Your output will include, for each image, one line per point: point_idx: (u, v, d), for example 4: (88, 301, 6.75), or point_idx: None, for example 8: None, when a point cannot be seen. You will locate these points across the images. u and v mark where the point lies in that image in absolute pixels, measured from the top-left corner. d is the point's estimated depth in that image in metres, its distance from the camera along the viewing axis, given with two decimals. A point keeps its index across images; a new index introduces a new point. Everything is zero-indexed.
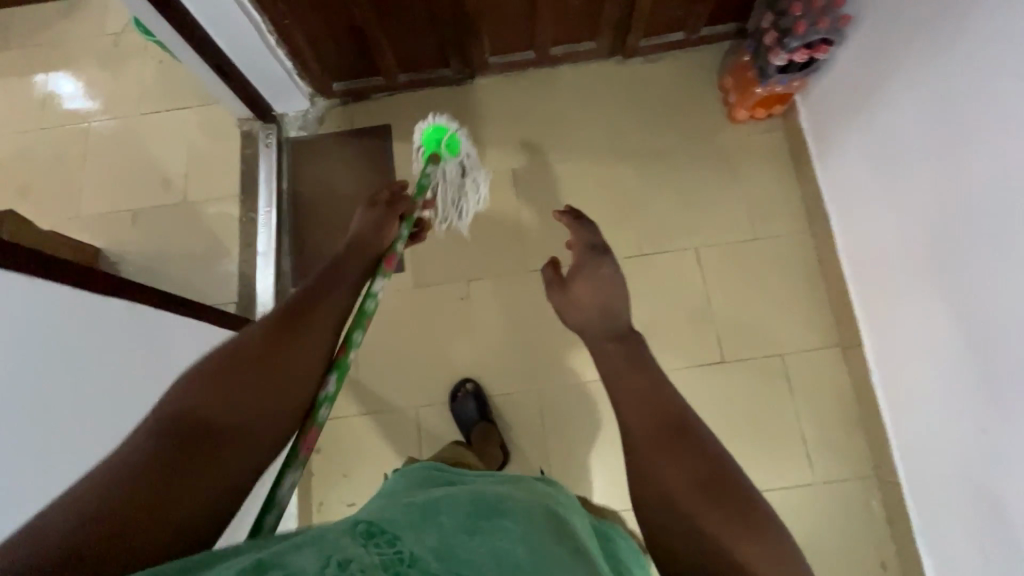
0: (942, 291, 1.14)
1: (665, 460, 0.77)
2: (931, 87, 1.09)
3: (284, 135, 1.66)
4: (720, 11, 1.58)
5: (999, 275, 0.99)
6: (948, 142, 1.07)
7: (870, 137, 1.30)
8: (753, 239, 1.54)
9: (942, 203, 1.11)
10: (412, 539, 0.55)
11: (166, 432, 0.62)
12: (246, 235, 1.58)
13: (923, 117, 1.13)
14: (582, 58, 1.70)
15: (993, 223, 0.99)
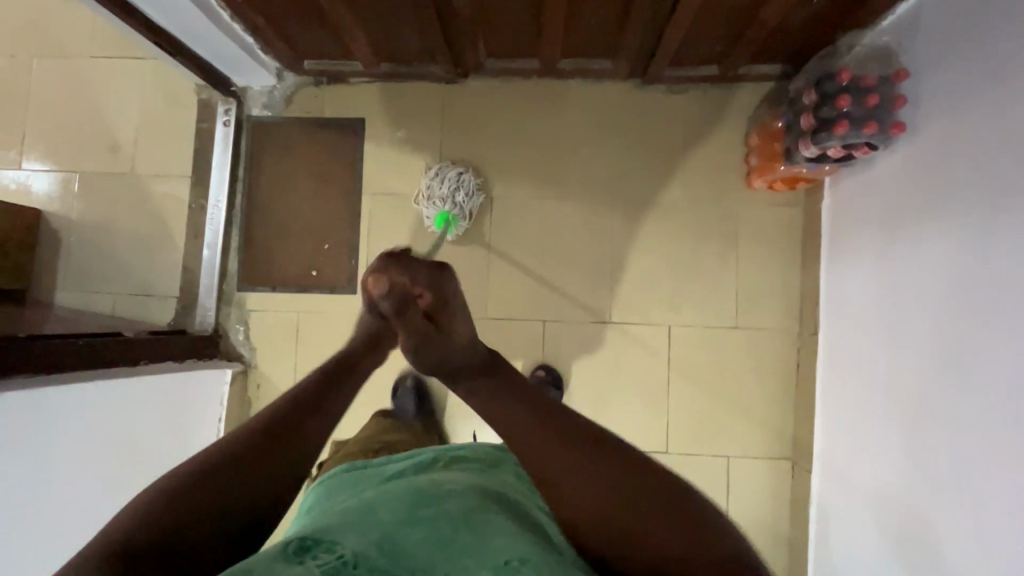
0: (906, 461, 1.03)
1: (581, 480, 0.54)
2: (962, 242, 0.92)
3: (245, 112, 1.48)
4: (764, 53, 1.31)
5: (961, 491, 0.90)
6: (970, 315, 0.91)
7: (889, 255, 1.12)
8: (733, 327, 1.42)
9: (939, 377, 0.97)
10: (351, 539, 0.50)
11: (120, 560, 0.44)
12: (194, 225, 1.47)
13: (943, 273, 0.96)
14: (594, 75, 1.45)
15: (976, 439, 0.88)
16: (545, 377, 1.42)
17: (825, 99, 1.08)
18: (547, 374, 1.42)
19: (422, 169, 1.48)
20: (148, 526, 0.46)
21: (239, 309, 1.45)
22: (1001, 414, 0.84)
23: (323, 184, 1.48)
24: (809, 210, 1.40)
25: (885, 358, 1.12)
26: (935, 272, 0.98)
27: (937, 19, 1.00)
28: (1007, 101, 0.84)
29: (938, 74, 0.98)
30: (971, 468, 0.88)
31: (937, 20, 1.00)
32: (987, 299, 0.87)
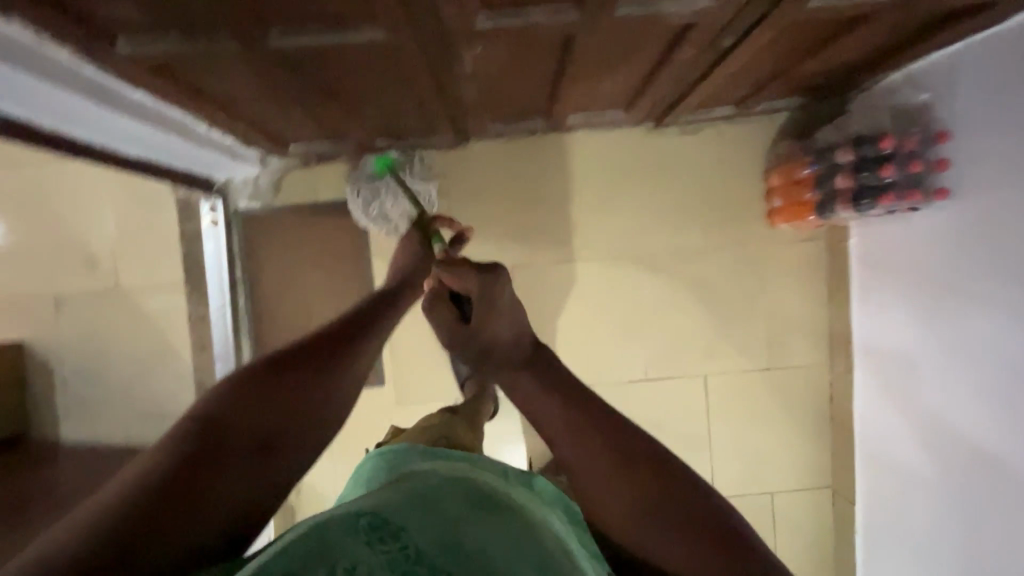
0: (962, 520, 1.05)
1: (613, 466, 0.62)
2: (1009, 319, 0.92)
3: (232, 207, 1.36)
4: (781, 94, 1.25)
5: (1011, 559, 0.94)
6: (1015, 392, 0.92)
7: (940, 313, 1.08)
8: (766, 368, 1.43)
9: (1000, 453, 0.96)
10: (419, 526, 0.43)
11: (202, 433, 0.55)
12: (198, 337, 1.36)
13: (986, 345, 0.97)
14: (603, 124, 1.37)
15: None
16: None
17: (866, 163, 1.06)
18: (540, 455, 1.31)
19: None
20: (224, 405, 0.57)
21: None
22: None
23: (331, 275, 1.38)
24: (833, 244, 1.38)
25: (930, 414, 1.12)
26: (989, 348, 0.96)
27: (982, 78, 0.94)
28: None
29: (994, 142, 0.92)
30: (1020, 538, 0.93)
31: (982, 80, 0.94)
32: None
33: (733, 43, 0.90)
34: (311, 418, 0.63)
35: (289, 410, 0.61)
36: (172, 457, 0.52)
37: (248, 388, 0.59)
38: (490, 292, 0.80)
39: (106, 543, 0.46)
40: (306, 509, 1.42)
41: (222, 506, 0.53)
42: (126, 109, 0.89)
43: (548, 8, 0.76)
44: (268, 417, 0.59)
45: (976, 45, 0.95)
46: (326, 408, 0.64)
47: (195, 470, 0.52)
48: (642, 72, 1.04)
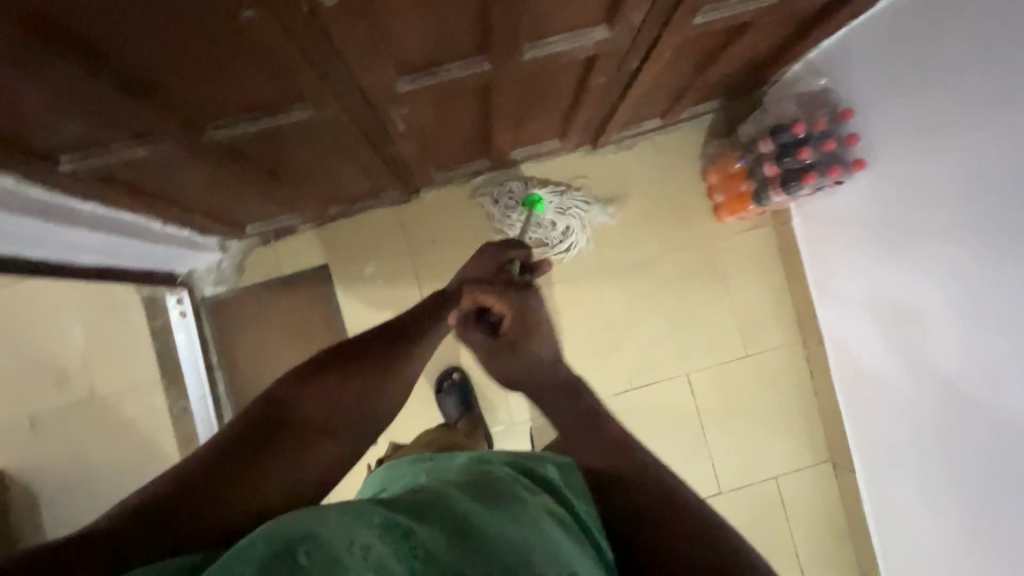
0: (958, 465, 1.07)
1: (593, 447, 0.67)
2: (953, 263, 0.98)
3: (198, 296, 1.37)
4: (701, 100, 1.34)
5: (1010, 496, 0.96)
6: (973, 330, 0.96)
7: (889, 271, 1.13)
8: (744, 357, 1.47)
9: (977, 398, 0.99)
10: (432, 528, 0.44)
11: (253, 423, 0.62)
12: (182, 430, 1.35)
13: (938, 291, 1.02)
14: (544, 155, 1.43)
15: (1008, 448, 0.95)
16: None
17: (785, 150, 1.13)
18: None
19: (405, 298, 1.42)
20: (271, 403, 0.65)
21: None
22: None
23: (308, 345, 1.39)
24: (780, 229, 1.45)
25: (905, 371, 1.16)
26: (941, 293, 1.01)
27: (871, 57, 1.03)
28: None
29: (896, 112, 1.00)
30: (1012, 473, 0.95)
31: (872, 58, 1.03)
32: (988, 321, 0.93)
33: (639, 65, 0.97)
34: (353, 415, 0.70)
35: (334, 405, 0.69)
36: (227, 442, 0.59)
37: (299, 384, 0.69)
38: (528, 316, 0.89)
39: (166, 502, 0.51)
40: None
41: (274, 478, 0.58)
42: (77, 220, 0.91)
43: (460, 63, 0.82)
44: (315, 409, 0.67)
45: (857, 30, 1.05)
46: (365, 408, 0.72)
47: (251, 444, 0.60)
48: (566, 102, 1.11)
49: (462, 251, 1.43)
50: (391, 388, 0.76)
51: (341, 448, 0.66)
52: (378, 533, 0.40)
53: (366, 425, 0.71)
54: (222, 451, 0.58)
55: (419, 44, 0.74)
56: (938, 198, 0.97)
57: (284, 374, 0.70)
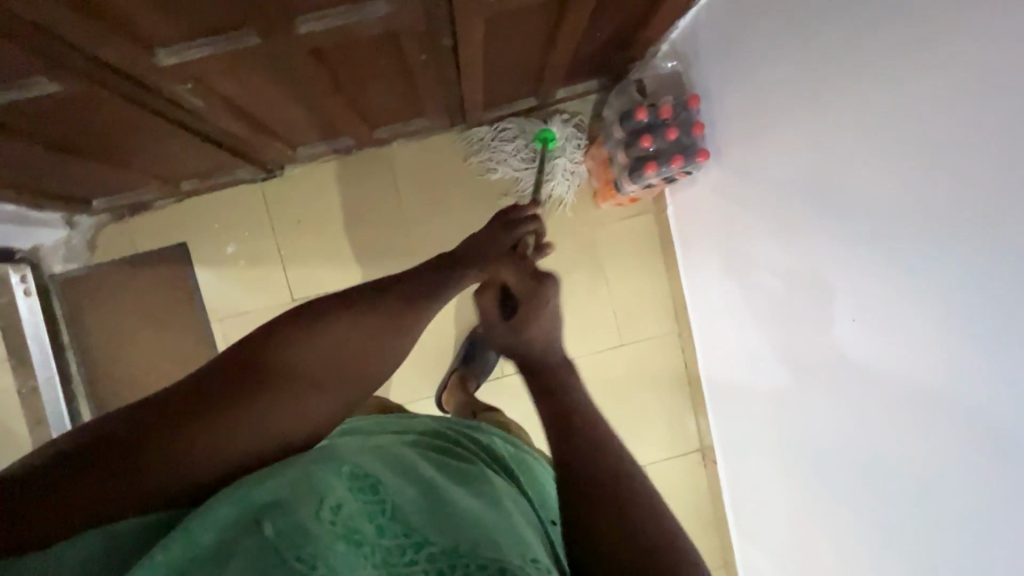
0: (795, 460, 1.06)
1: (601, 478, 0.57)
2: (796, 245, 0.96)
3: (47, 273, 1.32)
4: (573, 79, 1.27)
5: (834, 494, 0.96)
6: (811, 316, 0.96)
7: (748, 257, 1.11)
8: (619, 346, 1.45)
9: (808, 393, 0.99)
10: (402, 495, 0.55)
11: (232, 371, 0.59)
12: (31, 411, 1.32)
13: (786, 275, 1.00)
14: (416, 133, 1.36)
15: (832, 442, 0.94)
16: None
17: (632, 138, 1.08)
18: None
19: (270, 279, 1.38)
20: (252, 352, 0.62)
21: None
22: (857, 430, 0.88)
23: (164, 326, 1.35)
24: (659, 216, 1.41)
25: (753, 367, 1.16)
26: (786, 282, 1.00)
27: (737, 43, 1.00)
28: (867, 147, 0.76)
29: (759, 98, 0.98)
30: (837, 466, 0.94)
31: (737, 44, 1.00)
32: (826, 309, 0.91)
33: (456, 42, 0.91)
34: (347, 370, 0.65)
35: (317, 361, 0.63)
36: (195, 387, 0.57)
37: (291, 331, 0.64)
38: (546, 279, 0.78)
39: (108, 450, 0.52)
40: None
41: (238, 429, 0.56)
42: None
43: (226, 36, 0.75)
44: (302, 356, 0.63)
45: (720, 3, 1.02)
46: (362, 363, 0.66)
47: (226, 388, 0.58)
48: (406, 80, 1.05)
49: (333, 233, 1.39)
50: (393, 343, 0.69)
51: (331, 403, 0.63)
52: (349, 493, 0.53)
53: (351, 388, 0.65)
54: (172, 401, 0.56)
55: (156, 13, 0.68)
56: (785, 180, 0.96)
57: (277, 317, 0.66)
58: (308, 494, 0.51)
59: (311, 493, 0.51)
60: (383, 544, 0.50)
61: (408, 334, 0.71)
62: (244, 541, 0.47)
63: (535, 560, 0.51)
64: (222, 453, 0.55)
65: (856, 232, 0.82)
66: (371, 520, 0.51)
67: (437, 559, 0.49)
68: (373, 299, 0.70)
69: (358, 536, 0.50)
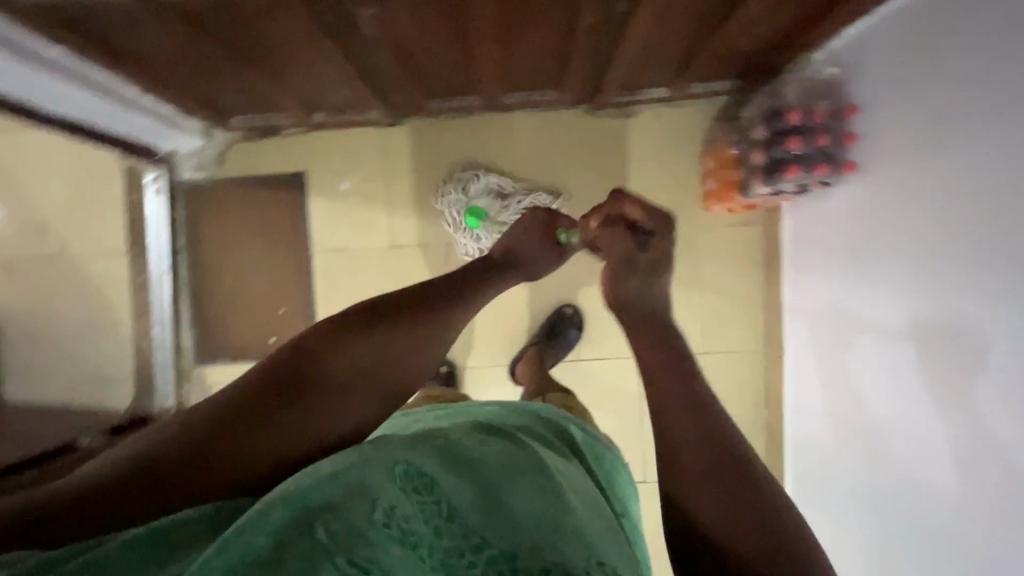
0: (869, 501, 1.01)
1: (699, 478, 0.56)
2: (903, 279, 0.91)
3: (176, 178, 1.40)
4: (714, 74, 1.25)
5: (906, 541, 0.91)
6: (908, 355, 0.90)
7: (853, 286, 1.06)
8: (701, 353, 1.42)
9: (887, 433, 0.96)
10: (456, 490, 0.50)
11: (272, 381, 0.58)
12: (137, 304, 1.41)
13: (888, 309, 0.95)
14: (541, 104, 1.37)
15: (914, 488, 0.89)
16: (570, 315, 1.41)
17: (776, 138, 1.05)
18: (573, 316, 1.41)
19: (373, 222, 1.41)
20: (286, 364, 0.60)
21: (200, 385, 1.42)
22: (941, 483, 0.83)
23: (270, 248, 1.41)
24: (770, 231, 1.38)
25: (840, 398, 1.12)
26: (890, 316, 0.94)
27: (899, 55, 0.90)
28: (998, 189, 0.71)
29: (900, 126, 0.90)
30: (916, 513, 0.89)
31: (900, 56, 0.90)
32: (929, 354, 0.85)
33: (628, 10, 0.92)
34: (376, 378, 0.64)
35: (349, 371, 0.63)
36: (228, 405, 0.56)
37: (316, 347, 0.62)
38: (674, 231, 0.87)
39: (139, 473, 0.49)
40: None
41: (282, 439, 0.55)
42: (45, 66, 0.92)
43: None
44: (334, 368, 0.62)
45: (886, 15, 0.94)
46: (392, 368, 0.65)
47: (266, 412, 0.56)
48: (553, 47, 1.07)
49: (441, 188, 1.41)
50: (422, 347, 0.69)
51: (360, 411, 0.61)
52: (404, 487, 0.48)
53: (383, 396, 0.64)
54: (206, 422, 0.54)
55: None
56: (906, 212, 0.89)
57: (311, 328, 0.64)
58: (361, 495, 0.45)
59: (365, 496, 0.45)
60: (443, 547, 0.45)
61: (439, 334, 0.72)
62: (293, 542, 0.39)
63: (600, 563, 0.47)
64: (261, 466, 0.53)
65: (972, 275, 0.76)
66: (431, 520, 0.46)
67: (497, 561, 0.45)
68: (397, 307, 0.69)
69: (414, 538, 0.44)
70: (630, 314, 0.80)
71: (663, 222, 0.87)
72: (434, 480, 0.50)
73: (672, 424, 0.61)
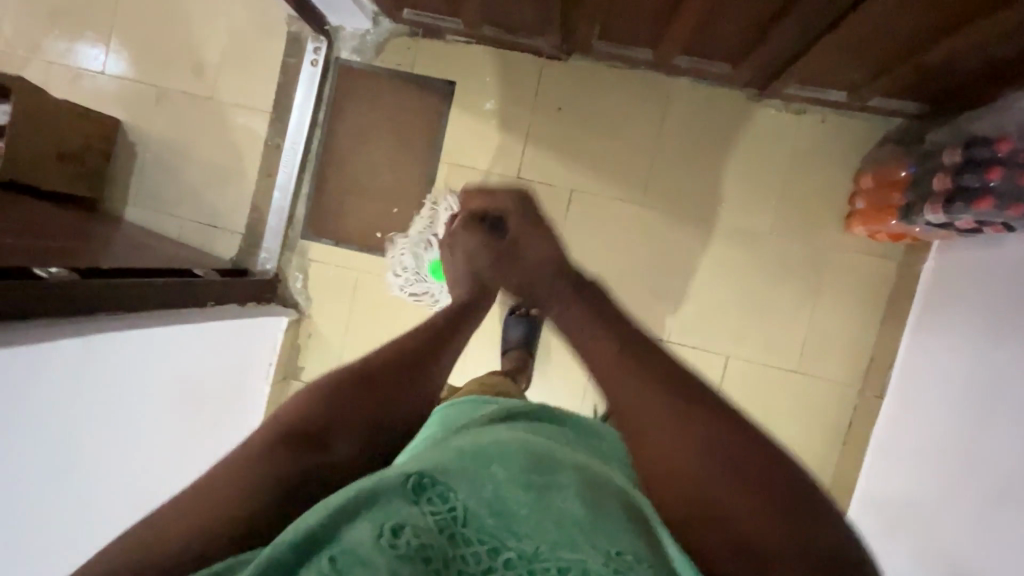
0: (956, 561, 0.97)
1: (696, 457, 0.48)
2: None
3: (334, 54, 1.42)
4: (904, 92, 1.18)
5: None
6: None
7: (999, 344, 1.00)
8: (792, 371, 1.38)
9: (964, 478, 1.00)
10: (466, 486, 0.47)
11: (273, 450, 0.53)
12: (267, 163, 1.44)
13: None
14: (707, 77, 1.33)
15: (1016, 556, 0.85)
16: None
17: (971, 165, 0.98)
18: None
19: (507, 147, 1.41)
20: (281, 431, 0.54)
21: (301, 257, 1.45)
22: None
23: (403, 146, 1.42)
24: (905, 268, 1.31)
25: (925, 444, 1.14)
26: None
27: None
28: None
29: None
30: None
31: None
32: None
33: None
34: (372, 433, 0.58)
35: (343, 424, 0.56)
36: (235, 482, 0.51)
37: (299, 419, 0.55)
38: (530, 207, 0.84)
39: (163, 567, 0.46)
40: (311, 357, 1.47)
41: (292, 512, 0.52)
42: None
43: None
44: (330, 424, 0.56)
45: None
46: (384, 431, 0.58)
47: (270, 489, 0.51)
48: (758, 15, 1.03)
49: (581, 133, 1.39)
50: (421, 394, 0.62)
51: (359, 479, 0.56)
52: (409, 499, 0.45)
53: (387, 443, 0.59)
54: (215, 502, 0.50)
55: None
56: None
57: (296, 395, 0.58)
58: (373, 513, 0.43)
59: (372, 510, 0.44)
60: (463, 556, 0.44)
61: (431, 385, 0.64)
62: None
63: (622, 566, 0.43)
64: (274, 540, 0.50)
65: None
66: (441, 533, 0.44)
67: (516, 565, 0.44)
68: (380, 367, 0.62)
69: (427, 554, 0.42)
70: (553, 274, 0.71)
71: (522, 203, 0.85)
72: (447, 486, 0.46)
73: (634, 408, 0.52)
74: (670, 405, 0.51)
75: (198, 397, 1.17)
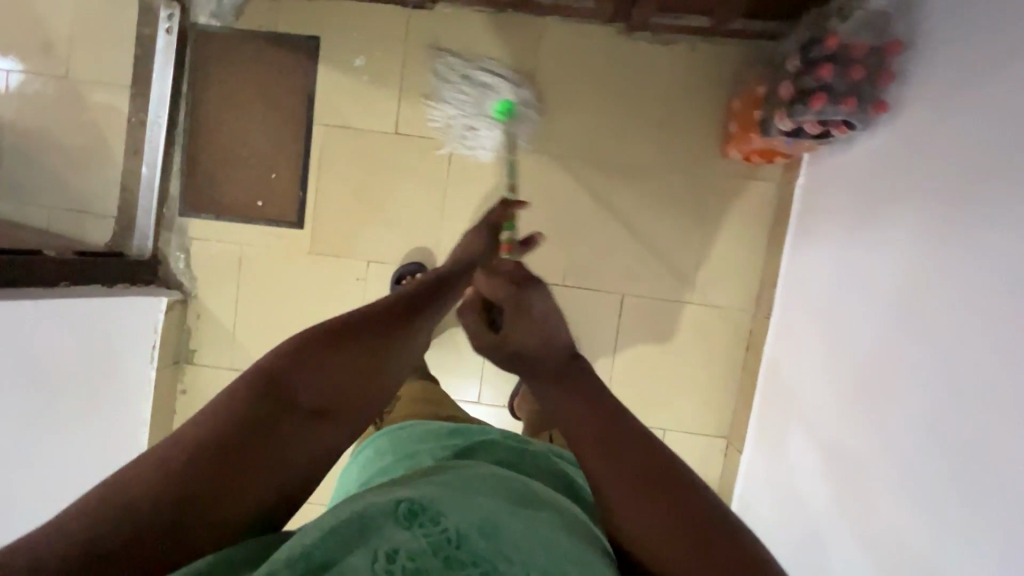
0: (847, 459, 0.98)
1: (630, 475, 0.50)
2: (921, 228, 0.87)
3: (190, 19, 1.36)
4: (756, 9, 1.19)
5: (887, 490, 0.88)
6: (910, 306, 0.88)
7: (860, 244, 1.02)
8: (687, 302, 1.38)
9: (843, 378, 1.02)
10: (458, 510, 0.45)
11: (255, 393, 0.54)
12: (133, 140, 1.38)
13: (894, 268, 0.92)
14: (574, 13, 1.32)
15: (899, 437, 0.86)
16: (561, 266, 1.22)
17: (809, 69, 1.00)
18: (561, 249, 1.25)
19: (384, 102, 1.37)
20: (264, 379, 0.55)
21: (180, 236, 1.40)
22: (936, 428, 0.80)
23: (274, 110, 1.38)
24: (783, 188, 1.33)
25: (807, 352, 1.16)
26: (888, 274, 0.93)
27: None
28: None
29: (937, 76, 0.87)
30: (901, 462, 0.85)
31: None
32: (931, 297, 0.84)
33: None
34: (357, 390, 0.59)
35: (331, 379, 0.58)
36: (222, 433, 0.51)
37: (277, 366, 0.56)
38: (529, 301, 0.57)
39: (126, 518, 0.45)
40: (202, 338, 1.41)
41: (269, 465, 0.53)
42: None
43: None
44: (318, 376, 0.57)
45: None
46: (373, 384, 0.61)
47: (255, 431, 0.53)
48: None
49: None
50: (397, 359, 0.64)
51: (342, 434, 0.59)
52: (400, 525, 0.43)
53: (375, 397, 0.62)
54: (196, 450, 0.50)
55: None
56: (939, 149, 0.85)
57: (282, 343, 0.59)
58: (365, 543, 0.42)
59: (366, 538, 0.42)
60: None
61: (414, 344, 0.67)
62: None
63: None
64: (251, 493, 0.52)
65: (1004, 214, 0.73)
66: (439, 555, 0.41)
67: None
68: (371, 321, 0.63)
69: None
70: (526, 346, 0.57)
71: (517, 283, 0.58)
72: (440, 511, 0.44)
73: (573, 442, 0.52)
74: (599, 426, 0.53)
75: (70, 380, 1.11)
